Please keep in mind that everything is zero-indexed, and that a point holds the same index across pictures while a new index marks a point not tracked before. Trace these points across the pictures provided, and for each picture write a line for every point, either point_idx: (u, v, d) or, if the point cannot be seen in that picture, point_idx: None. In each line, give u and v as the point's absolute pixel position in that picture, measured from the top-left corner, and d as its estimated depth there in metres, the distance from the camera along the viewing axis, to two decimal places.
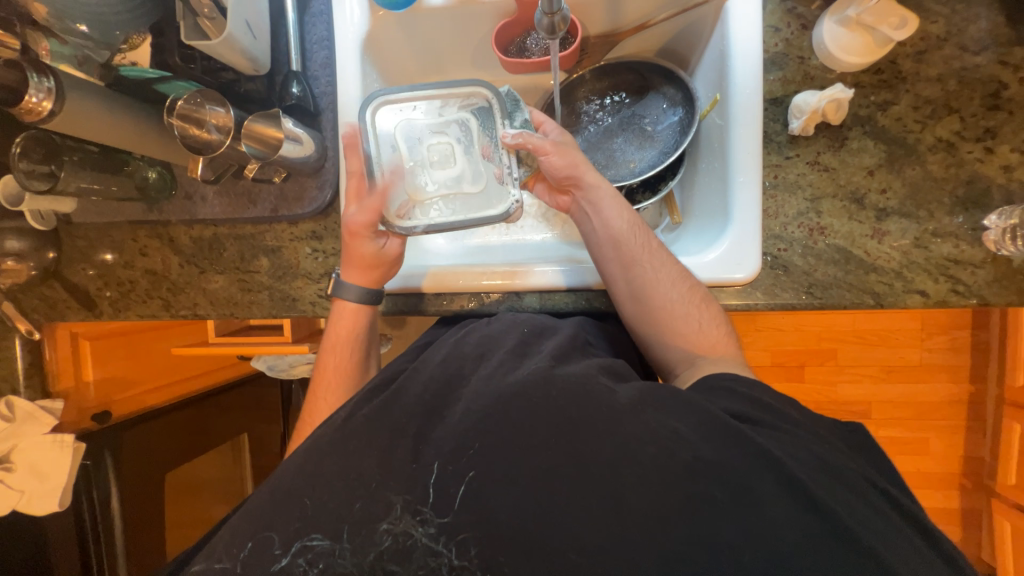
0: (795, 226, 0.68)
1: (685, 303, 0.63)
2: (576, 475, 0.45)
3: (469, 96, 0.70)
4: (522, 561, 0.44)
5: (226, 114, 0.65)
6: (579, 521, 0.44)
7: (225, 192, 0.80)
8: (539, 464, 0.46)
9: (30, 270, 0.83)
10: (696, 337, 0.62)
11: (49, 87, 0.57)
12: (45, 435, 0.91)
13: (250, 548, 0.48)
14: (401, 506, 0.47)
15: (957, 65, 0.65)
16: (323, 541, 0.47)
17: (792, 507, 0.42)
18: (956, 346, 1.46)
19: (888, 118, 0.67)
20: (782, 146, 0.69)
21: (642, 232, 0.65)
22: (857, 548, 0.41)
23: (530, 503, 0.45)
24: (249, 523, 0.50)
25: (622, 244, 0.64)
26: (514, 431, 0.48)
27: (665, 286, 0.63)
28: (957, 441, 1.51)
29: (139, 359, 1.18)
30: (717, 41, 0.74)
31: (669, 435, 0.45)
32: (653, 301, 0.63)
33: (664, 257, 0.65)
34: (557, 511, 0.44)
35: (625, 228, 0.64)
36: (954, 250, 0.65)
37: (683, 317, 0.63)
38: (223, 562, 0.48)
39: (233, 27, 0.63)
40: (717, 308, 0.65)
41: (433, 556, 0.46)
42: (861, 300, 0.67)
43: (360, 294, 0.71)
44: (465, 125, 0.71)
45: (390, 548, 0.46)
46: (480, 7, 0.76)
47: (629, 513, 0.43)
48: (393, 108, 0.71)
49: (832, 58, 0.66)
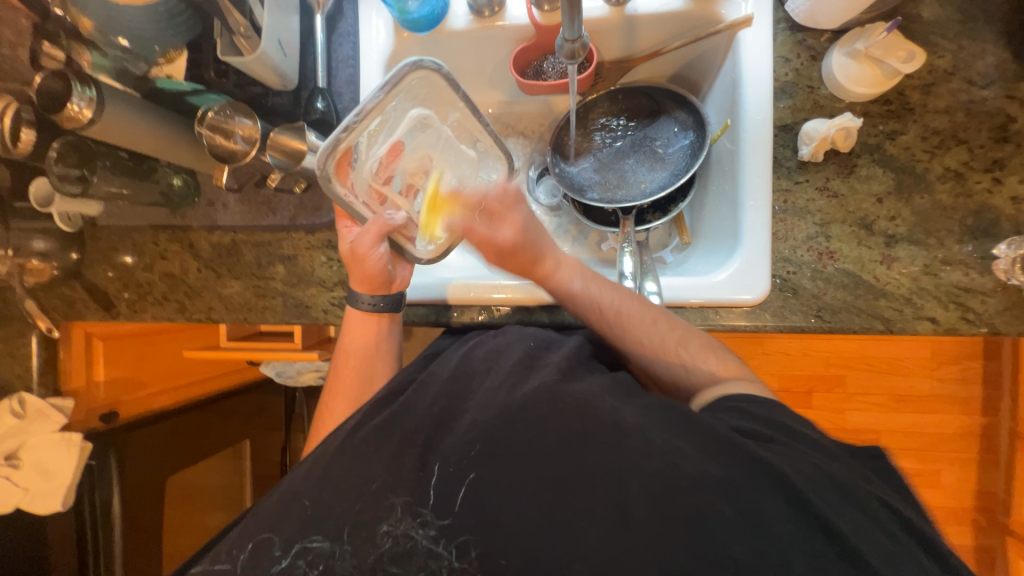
0: (804, 249, 0.69)
1: (667, 351, 0.62)
2: (581, 488, 0.45)
3: (408, 81, 0.63)
4: (524, 565, 0.44)
5: (254, 126, 0.67)
6: (584, 532, 0.44)
7: (246, 201, 0.83)
8: (542, 471, 0.46)
9: (53, 269, 0.85)
10: (684, 376, 0.61)
11: (91, 96, 0.60)
12: (55, 434, 0.92)
13: (250, 550, 0.49)
14: (401, 507, 0.48)
15: (965, 98, 0.67)
16: (323, 542, 0.48)
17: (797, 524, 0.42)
18: (968, 378, 1.44)
19: (896, 147, 0.68)
20: (792, 171, 0.70)
21: (593, 295, 0.66)
22: (864, 569, 0.40)
23: (535, 513, 0.45)
24: (253, 521, 0.51)
25: (594, 310, 0.66)
26: (518, 443, 0.48)
27: (631, 341, 0.63)
28: (971, 475, 1.48)
29: (150, 360, 1.18)
30: (729, 69, 0.76)
31: (669, 444, 0.46)
32: (633, 354, 0.64)
33: (627, 314, 0.64)
34: (554, 516, 0.45)
35: (576, 300, 0.67)
36: (964, 278, 0.65)
37: (663, 362, 0.62)
38: (222, 563, 0.48)
39: (266, 46, 0.66)
40: (702, 343, 0.62)
41: (433, 558, 0.46)
42: (870, 325, 0.67)
43: (369, 303, 0.72)
44: (424, 119, 0.69)
45: (390, 550, 0.47)
46: (500, 31, 0.79)
47: (632, 525, 0.43)
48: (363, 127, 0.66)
49: (841, 88, 0.68)
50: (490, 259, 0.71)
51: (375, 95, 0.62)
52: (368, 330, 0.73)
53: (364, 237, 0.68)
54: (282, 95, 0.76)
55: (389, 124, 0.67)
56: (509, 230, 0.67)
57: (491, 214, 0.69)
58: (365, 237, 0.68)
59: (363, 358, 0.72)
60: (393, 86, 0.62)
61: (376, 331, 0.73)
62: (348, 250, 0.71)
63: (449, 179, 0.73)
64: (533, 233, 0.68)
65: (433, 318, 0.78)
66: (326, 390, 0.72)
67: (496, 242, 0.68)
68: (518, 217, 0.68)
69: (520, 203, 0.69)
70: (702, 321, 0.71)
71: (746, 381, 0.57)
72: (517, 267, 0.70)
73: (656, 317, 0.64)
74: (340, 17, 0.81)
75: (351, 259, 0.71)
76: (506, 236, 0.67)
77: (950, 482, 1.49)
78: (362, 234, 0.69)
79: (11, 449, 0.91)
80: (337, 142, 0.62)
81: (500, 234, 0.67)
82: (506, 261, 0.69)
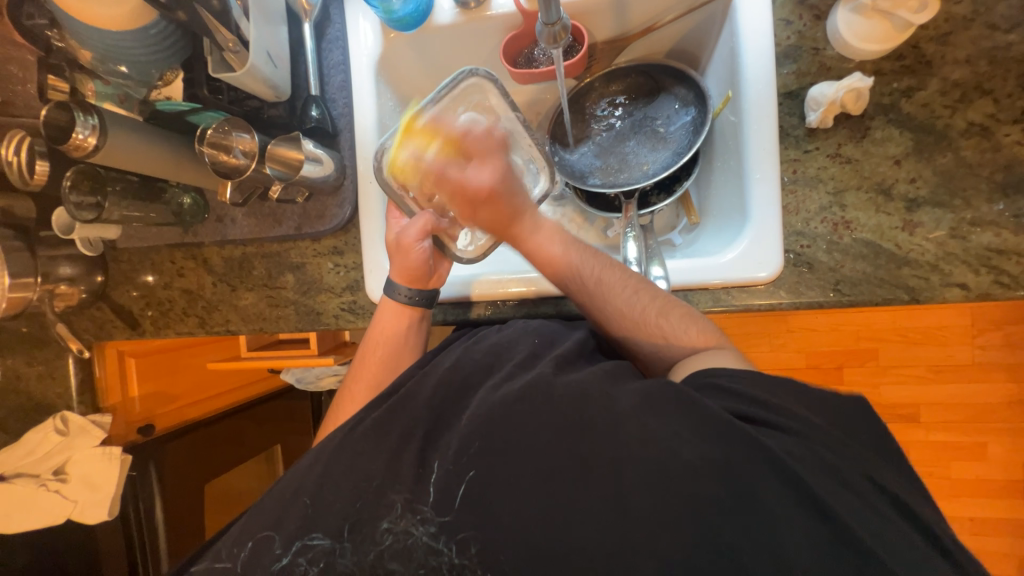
0: (817, 221, 0.66)
1: (648, 322, 0.61)
2: (578, 480, 0.45)
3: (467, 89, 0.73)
4: (521, 557, 0.44)
5: (252, 140, 0.69)
6: (585, 525, 0.43)
7: (252, 214, 0.84)
8: (542, 463, 0.46)
9: (81, 293, 0.89)
10: (665, 346, 0.61)
11: (94, 124, 0.62)
12: (96, 448, 0.97)
13: (250, 548, 0.51)
14: (401, 505, 0.48)
15: (987, 44, 0.62)
16: (323, 540, 0.49)
17: (796, 509, 0.40)
18: (1013, 344, 1.36)
19: (913, 104, 0.64)
20: (800, 140, 0.67)
21: (577, 266, 0.65)
22: (874, 555, 0.39)
23: (533, 509, 0.45)
24: (254, 520, 0.52)
25: (564, 273, 0.65)
26: (515, 438, 0.48)
27: (612, 313, 0.62)
28: (1020, 445, 1.40)
29: (181, 374, 1.24)
30: (726, 39, 0.72)
31: (672, 431, 0.44)
32: (609, 325, 0.63)
33: (607, 284, 0.63)
34: (556, 509, 0.44)
35: (555, 264, 0.66)
36: (995, 239, 0.61)
37: (642, 334, 0.61)
38: (224, 562, 0.51)
39: (256, 59, 0.66)
40: (684, 314, 0.61)
41: (434, 554, 0.47)
42: (894, 296, 0.64)
43: (407, 295, 0.72)
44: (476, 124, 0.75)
45: (391, 547, 0.48)
46: (488, 22, 0.77)
47: (627, 514, 0.43)
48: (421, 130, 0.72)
49: (848, 47, 0.64)
50: (465, 211, 0.71)
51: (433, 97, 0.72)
52: (399, 323, 0.72)
53: (413, 227, 0.70)
54: (279, 105, 0.77)
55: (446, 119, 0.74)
56: (487, 175, 0.67)
57: (467, 157, 0.70)
58: (411, 230, 0.70)
59: (391, 351, 0.72)
60: (452, 91, 0.73)
61: (405, 324, 0.72)
62: (392, 241, 0.72)
63: None
64: (509, 182, 0.68)
65: (441, 316, 0.79)
66: (353, 374, 0.73)
67: (473, 187, 0.68)
68: (495, 164, 0.68)
69: (503, 151, 0.69)
70: (714, 301, 0.69)
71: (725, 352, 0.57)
72: (495, 228, 0.69)
73: (638, 287, 0.62)
74: (328, 23, 0.81)
75: (393, 250, 0.72)
76: (481, 181, 0.67)
77: (998, 454, 1.41)
78: (409, 225, 0.71)
79: (58, 464, 0.97)
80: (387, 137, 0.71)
81: (475, 179, 0.68)
82: (483, 212, 0.68)
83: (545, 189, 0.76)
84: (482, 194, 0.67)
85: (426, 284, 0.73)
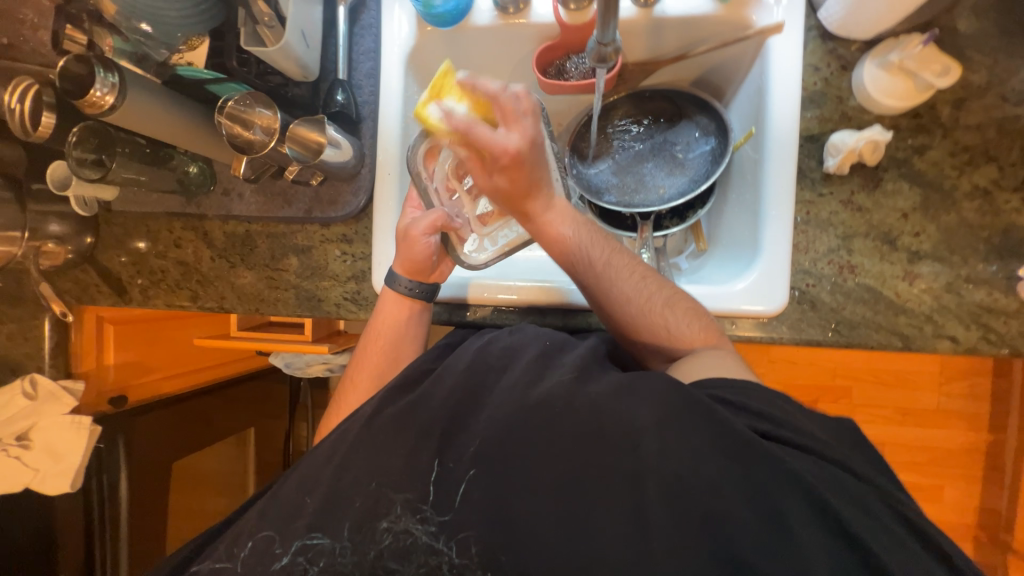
0: (824, 262, 0.68)
1: (650, 315, 0.62)
2: (573, 497, 0.48)
3: None
4: (521, 562, 0.47)
5: (273, 117, 0.67)
6: (575, 544, 0.46)
7: (261, 191, 0.82)
8: (546, 474, 0.49)
9: (68, 253, 0.86)
10: (666, 341, 0.62)
11: (113, 82, 0.60)
12: (64, 416, 0.93)
13: (251, 548, 0.53)
14: (401, 504, 0.51)
15: (998, 114, 0.66)
16: (323, 540, 0.51)
17: (779, 542, 0.42)
18: (976, 395, 1.43)
19: (924, 162, 0.67)
20: (816, 183, 0.69)
21: (588, 245, 0.63)
22: None
23: (525, 519, 0.48)
24: (252, 523, 0.55)
25: (576, 252, 0.63)
26: (521, 447, 0.50)
27: (617, 301, 0.62)
28: (972, 491, 1.47)
29: (159, 346, 1.17)
30: (756, 76, 0.74)
31: (674, 455, 0.46)
32: (614, 314, 0.63)
33: (616, 267, 0.63)
34: (552, 520, 0.47)
35: (567, 245, 0.63)
36: (987, 297, 0.65)
37: (644, 325, 0.62)
38: (223, 561, 0.53)
39: (290, 36, 0.65)
40: (688, 309, 0.62)
41: (433, 554, 0.49)
42: (889, 341, 0.66)
43: (407, 286, 0.72)
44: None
45: (391, 546, 0.50)
46: (525, 29, 0.78)
47: (611, 534, 0.46)
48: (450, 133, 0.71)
49: (871, 100, 0.67)
50: (473, 167, 0.60)
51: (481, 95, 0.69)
52: (400, 312, 0.73)
53: (422, 222, 0.71)
54: (302, 85, 0.76)
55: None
56: (513, 138, 0.54)
57: (493, 115, 0.55)
58: (419, 223, 0.71)
59: (391, 343, 0.72)
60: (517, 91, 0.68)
61: (405, 314, 0.73)
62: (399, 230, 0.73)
63: None
64: (536, 151, 0.57)
65: (445, 316, 0.78)
66: (353, 363, 0.74)
67: (494, 152, 0.54)
68: (528, 126, 0.55)
69: (536, 111, 0.55)
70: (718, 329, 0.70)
71: (724, 352, 0.59)
72: (507, 198, 0.61)
73: (643, 275, 0.63)
74: (363, 9, 0.80)
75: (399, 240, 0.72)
76: (508, 144, 0.54)
77: (952, 498, 1.48)
78: (420, 219, 0.72)
79: (22, 429, 0.92)
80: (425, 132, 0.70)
81: (497, 142, 0.54)
82: (498, 181, 0.59)
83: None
84: (505, 159, 0.55)
85: (426, 276, 0.73)
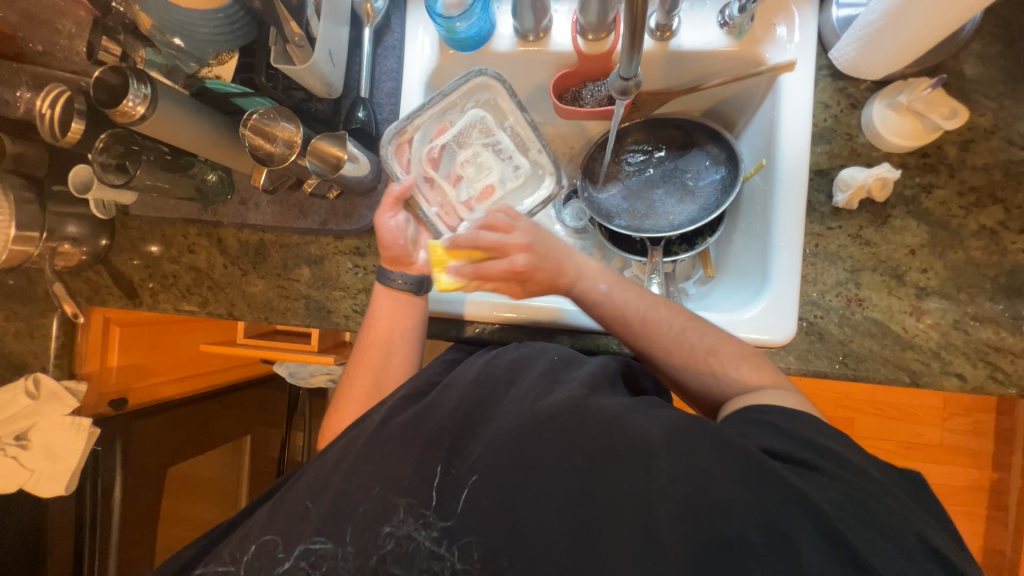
0: (832, 294, 0.69)
1: (699, 363, 0.61)
2: (576, 511, 0.48)
3: (478, 88, 0.75)
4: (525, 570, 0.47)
5: (295, 131, 0.68)
6: (581, 560, 0.46)
7: (278, 202, 0.84)
8: (554, 488, 0.49)
9: (83, 254, 0.86)
10: (716, 386, 0.61)
11: (146, 94, 0.62)
12: (65, 417, 0.92)
13: (254, 552, 0.53)
14: (404, 509, 0.51)
15: (1004, 156, 0.67)
16: (325, 544, 0.51)
17: (782, 562, 0.43)
18: (978, 431, 1.42)
19: (932, 200, 0.68)
20: (825, 216, 0.71)
21: (621, 302, 0.65)
22: None
23: (534, 530, 0.48)
24: (257, 526, 0.55)
25: (610, 312, 0.65)
26: (531, 461, 0.50)
27: (660, 351, 0.63)
28: (975, 530, 1.44)
29: (161, 349, 1.17)
30: (767, 111, 0.76)
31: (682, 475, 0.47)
32: (660, 363, 0.64)
33: (654, 320, 0.63)
34: (559, 533, 0.47)
35: (603, 305, 0.66)
36: (994, 336, 0.65)
37: (691, 372, 0.62)
38: (228, 565, 0.53)
39: (318, 57, 0.67)
40: (738, 352, 0.61)
41: (436, 559, 0.49)
42: (895, 376, 0.67)
43: (403, 282, 0.72)
44: (482, 122, 0.78)
45: (393, 551, 0.50)
46: (544, 56, 0.80)
47: (615, 549, 0.46)
48: (422, 129, 0.76)
49: (879, 138, 0.68)
50: (511, 291, 0.69)
51: (439, 94, 0.75)
52: (396, 308, 0.73)
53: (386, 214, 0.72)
54: (324, 101, 0.77)
55: (452, 115, 0.77)
56: (520, 258, 0.66)
57: (495, 251, 0.67)
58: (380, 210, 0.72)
59: (386, 340, 0.72)
60: (462, 86, 0.75)
61: (403, 308, 0.73)
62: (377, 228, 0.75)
63: (492, 174, 0.79)
64: (543, 249, 0.67)
65: (453, 333, 0.78)
66: (353, 357, 0.74)
67: (508, 270, 0.66)
68: (523, 235, 0.67)
69: (516, 221, 0.69)
70: None
71: (780, 391, 0.56)
72: (540, 287, 0.68)
73: (686, 323, 0.63)
74: (387, 31, 0.83)
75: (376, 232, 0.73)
76: (519, 259, 0.66)
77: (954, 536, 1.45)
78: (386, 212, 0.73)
79: (21, 429, 0.91)
80: (400, 129, 0.75)
81: (511, 261, 0.66)
82: (524, 287, 0.68)
83: (550, 191, 0.77)
84: (522, 273, 0.66)
85: (414, 266, 0.73)
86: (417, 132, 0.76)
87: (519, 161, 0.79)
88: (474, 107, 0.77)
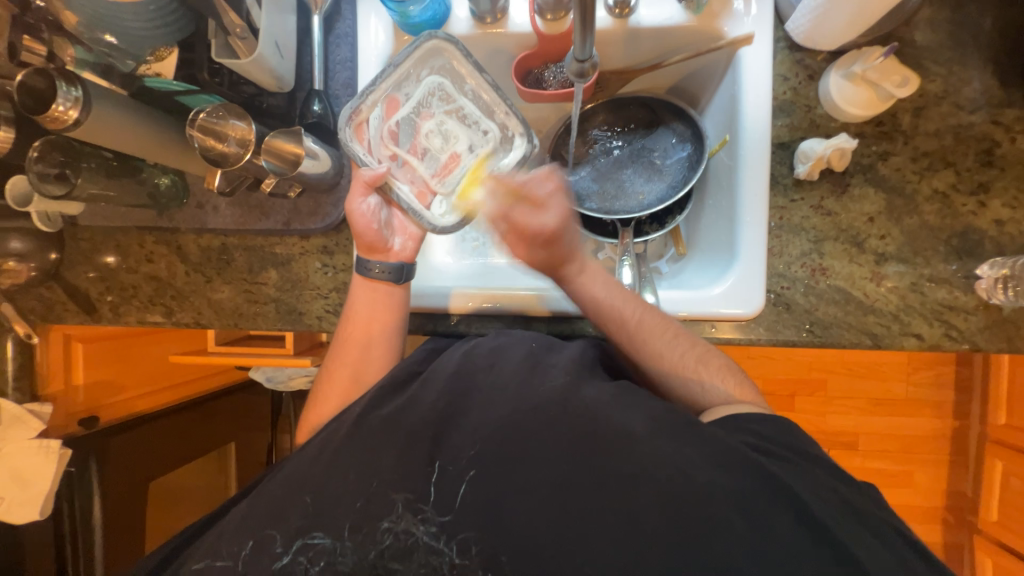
0: (798, 265, 0.71)
1: (686, 370, 0.62)
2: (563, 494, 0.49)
3: (432, 54, 0.71)
4: (522, 557, 0.47)
5: (247, 128, 0.64)
6: (577, 539, 0.47)
7: (238, 204, 0.81)
8: (545, 473, 0.50)
9: (30, 270, 0.81)
10: (697, 395, 0.61)
11: (77, 96, 0.58)
12: (32, 440, 0.89)
13: (250, 547, 0.51)
14: (402, 505, 0.50)
15: (954, 121, 0.69)
16: (324, 539, 0.50)
17: (762, 525, 0.44)
18: (941, 383, 1.50)
19: (888, 167, 0.70)
20: (788, 189, 0.72)
21: (620, 305, 0.65)
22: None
23: (529, 514, 0.48)
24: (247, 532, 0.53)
25: (607, 311, 0.65)
26: (521, 448, 0.51)
27: (648, 356, 0.63)
28: (941, 475, 1.54)
29: (127, 364, 1.14)
30: (729, 86, 0.76)
31: (661, 452, 0.49)
32: (645, 365, 0.64)
33: (648, 325, 0.64)
34: (555, 515, 0.48)
35: (600, 306, 0.66)
36: (949, 295, 0.68)
37: (674, 380, 0.62)
38: (223, 560, 0.50)
39: (262, 48, 0.64)
40: (722, 365, 0.63)
41: (434, 554, 0.49)
42: (859, 340, 0.69)
43: (382, 270, 0.70)
44: (440, 88, 0.73)
45: (391, 547, 0.49)
46: (502, 39, 0.78)
47: (607, 525, 0.47)
48: (371, 103, 0.70)
49: (837, 108, 0.69)
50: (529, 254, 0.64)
51: (387, 66, 0.69)
52: (374, 299, 0.71)
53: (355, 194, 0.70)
54: (277, 96, 0.75)
55: (407, 87, 0.72)
56: (551, 219, 0.60)
57: (531, 202, 0.60)
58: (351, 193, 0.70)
59: (364, 330, 0.70)
60: (413, 53, 0.70)
61: (381, 300, 0.71)
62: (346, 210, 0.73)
63: (461, 140, 0.74)
64: (574, 226, 0.63)
65: (430, 326, 0.77)
66: (332, 350, 0.72)
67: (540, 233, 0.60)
68: (561, 202, 0.61)
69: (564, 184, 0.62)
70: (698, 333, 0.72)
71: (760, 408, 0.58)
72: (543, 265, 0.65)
73: (677, 333, 0.64)
74: (338, 18, 0.79)
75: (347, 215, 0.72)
76: (550, 222, 0.60)
77: (923, 482, 1.55)
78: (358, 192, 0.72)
79: None
80: (359, 103, 0.69)
81: (542, 223, 0.60)
82: (542, 254, 0.63)
83: (522, 152, 0.72)
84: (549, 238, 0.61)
85: (389, 255, 0.72)
86: (369, 109, 0.70)
87: (487, 126, 0.74)
88: (428, 73, 0.72)
